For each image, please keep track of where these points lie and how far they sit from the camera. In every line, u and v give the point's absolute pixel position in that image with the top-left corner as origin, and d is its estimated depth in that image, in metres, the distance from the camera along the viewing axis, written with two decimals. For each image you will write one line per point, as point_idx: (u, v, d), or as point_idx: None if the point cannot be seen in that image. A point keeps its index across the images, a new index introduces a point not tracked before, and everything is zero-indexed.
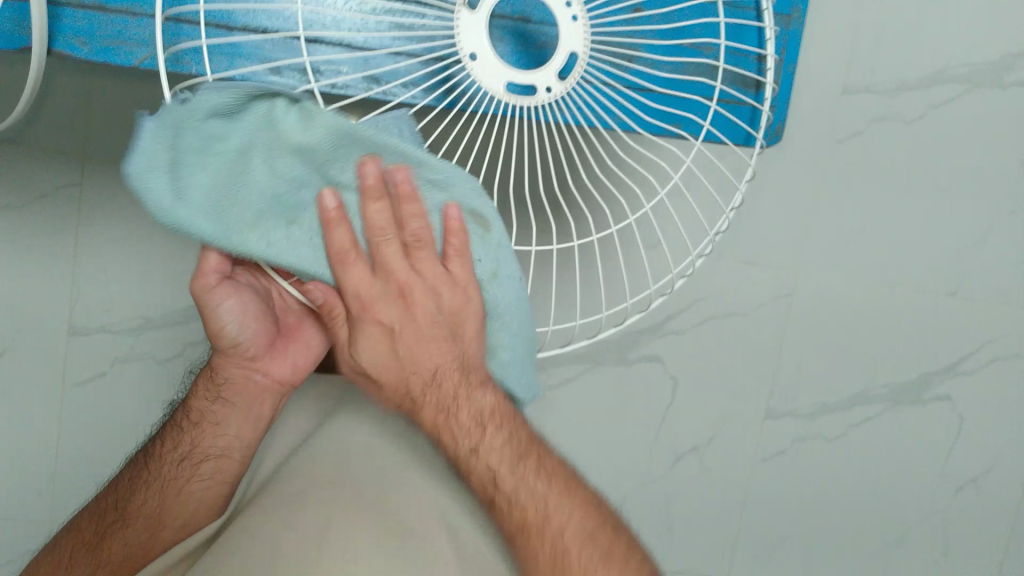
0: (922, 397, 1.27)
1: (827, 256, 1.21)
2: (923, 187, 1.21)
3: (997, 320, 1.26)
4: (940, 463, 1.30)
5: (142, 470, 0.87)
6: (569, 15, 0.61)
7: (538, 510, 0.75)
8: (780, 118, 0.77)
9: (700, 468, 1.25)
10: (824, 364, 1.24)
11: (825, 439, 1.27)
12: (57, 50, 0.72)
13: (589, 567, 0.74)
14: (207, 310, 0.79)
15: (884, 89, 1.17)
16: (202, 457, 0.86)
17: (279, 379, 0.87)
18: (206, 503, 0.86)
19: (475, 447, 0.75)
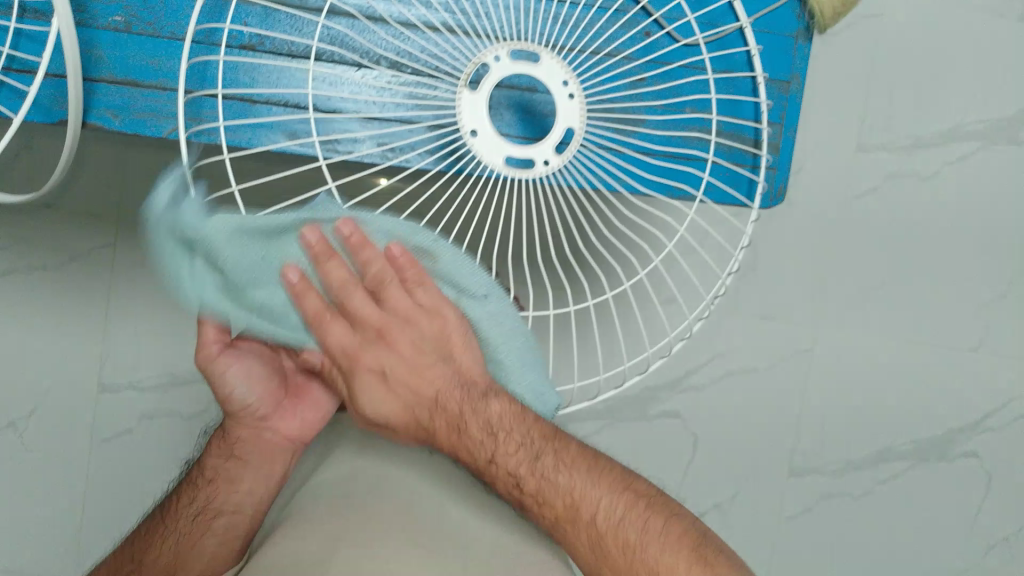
0: (949, 454, 1.25)
1: (844, 311, 1.21)
2: (941, 242, 1.21)
3: (1020, 375, 1.25)
4: (971, 522, 1.27)
5: (155, 530, 0.82)
6: (565, 93, 0.63)
7: (569, 504, 0.65)
8: (783, 179, 0.76)
9: (724, 527, 1.22)
10: (846, 418, 1.23)
11: (853, 496, 1.24)
12: (91, 123, 0.71)
13: (643, 547, 0.64)
14: (213, 379, 0.77)
15: (899, 147, 1.19)
16: (215, 513, 0.82)
17: (289, 436, 0.85)
18: (221, 558, 0.80)
19: (494, 458, 0.65)
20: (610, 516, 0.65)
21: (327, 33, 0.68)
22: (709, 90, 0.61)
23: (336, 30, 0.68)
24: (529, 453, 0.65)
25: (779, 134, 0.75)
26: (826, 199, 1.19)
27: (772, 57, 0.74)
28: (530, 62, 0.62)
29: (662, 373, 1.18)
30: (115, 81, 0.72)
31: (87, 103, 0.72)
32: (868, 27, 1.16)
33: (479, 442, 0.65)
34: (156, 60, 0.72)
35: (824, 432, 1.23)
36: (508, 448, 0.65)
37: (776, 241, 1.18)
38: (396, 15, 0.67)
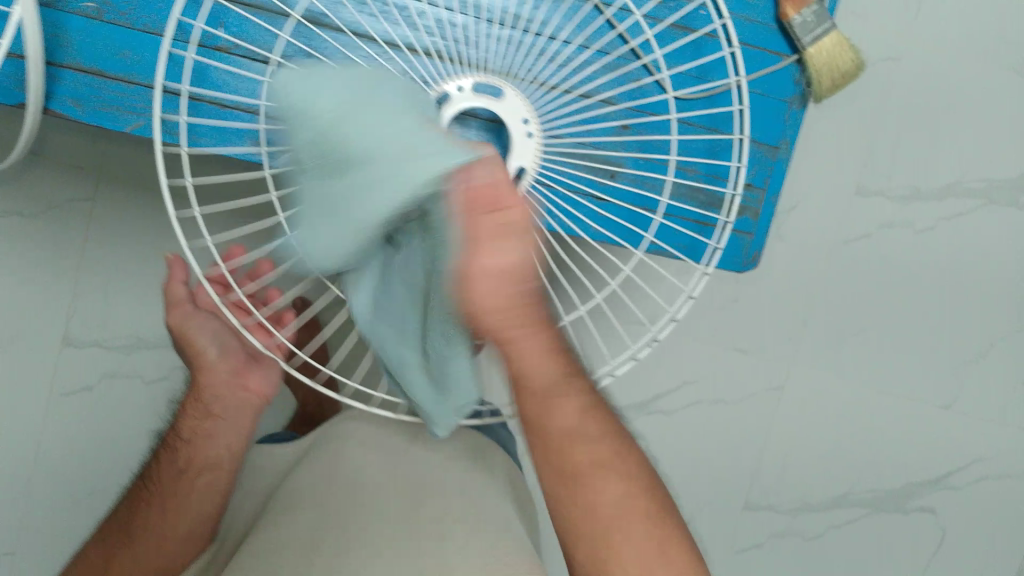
0: (905, 506, 1.25)
1: (822, 354, 1.20)
2: (928, 296, 1.20)
3: (991, 439, 1.24)
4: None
5: (144, 488, 0.80)
6: (523, 132, 0.59)
7: (569, 439, 0.62)
8: (760, 244, 0.79)
9: None
10: (809, 459, 1.23)
11: (803, 537, 1.24)
12: (52, 110, 0.70)
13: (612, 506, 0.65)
14: (183, 338, 0.76)
15: (898, 196, 1.17)
16: (196, 471, 0.79)
17: (262, 390, 0.81)
18: (206, 516, 0.79)
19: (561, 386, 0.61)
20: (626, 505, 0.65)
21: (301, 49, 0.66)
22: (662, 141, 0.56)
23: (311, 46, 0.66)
24: (589, 402, 0.62)
25: (760, 200, 0.77)
26: (813, 241, 1.17)
27: (762, 119, 0.75)
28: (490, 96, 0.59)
29: (627, 394, 1.18)
30: (82, 71, 0.70)
31: (49, 90, 0.70)
32: (883, 70, 1.14)
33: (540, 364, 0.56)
34: (126, 53, 0.71)
35: (782, 472, 1.23)
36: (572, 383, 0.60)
37: (761, 275, 1.17)
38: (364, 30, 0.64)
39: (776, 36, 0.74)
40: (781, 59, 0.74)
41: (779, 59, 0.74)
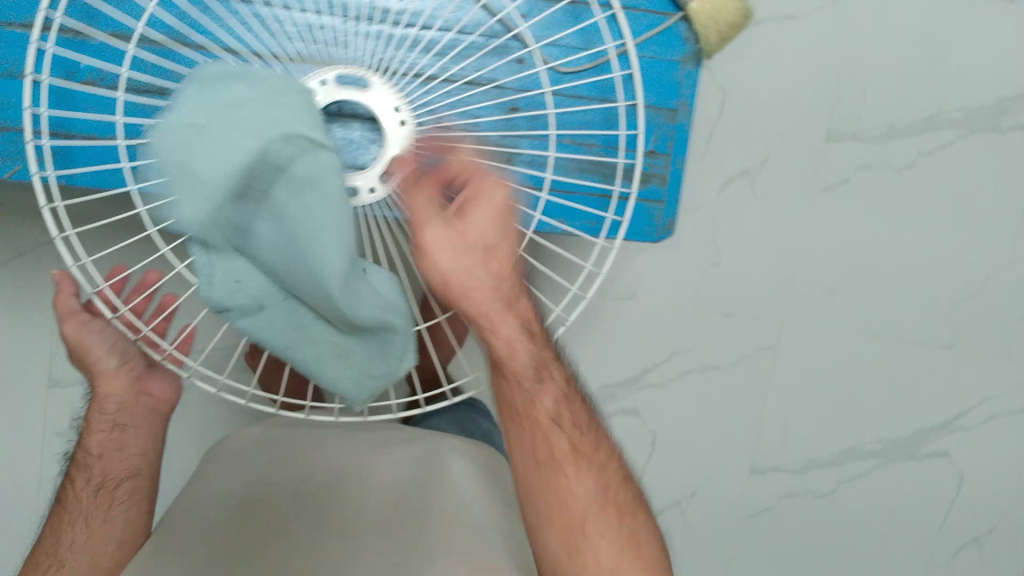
0: (917, 453, 1.22)
1: (811, 308, 1.17)
2: (915, 236, 1.16)
3: (999, 376, 1.20)
4: (939, 521, 1.24)
5: (57, 513, 0.76)
6: (395, 120, 0.59)
7: (526, 400, 0.69)
8: (672, 211, 0.79)
9: (682, 523, 1.23)
10: (812, 416, 1.20)
11: (814, 495, 1.22)
12: None
13: (575, 479, 0.70)
14: (83, 350, 0.72)
15: (873, 136, 1.13)
16: (118, 481, 0.77)
17: (162, 398, 0.80)
18: (133, 527, 0.77)
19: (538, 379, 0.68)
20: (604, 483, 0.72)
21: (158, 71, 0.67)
22: (538, 106, 0.55)
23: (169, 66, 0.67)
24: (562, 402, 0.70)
25: (666, 165, 0.77)
26: (789, 194, 1.14)
27: (658, 84, 0.75)
28: (356, 87, 0.58)
29: (618, 370, 1.17)
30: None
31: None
32: (843, 7, 1.09)
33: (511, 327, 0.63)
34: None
35: (784, 431, 1.20)
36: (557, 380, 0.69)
37: (740, 235, 1.14)
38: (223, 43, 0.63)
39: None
40: (668, 19, 0.73)
41: (665, 19, 0.74)
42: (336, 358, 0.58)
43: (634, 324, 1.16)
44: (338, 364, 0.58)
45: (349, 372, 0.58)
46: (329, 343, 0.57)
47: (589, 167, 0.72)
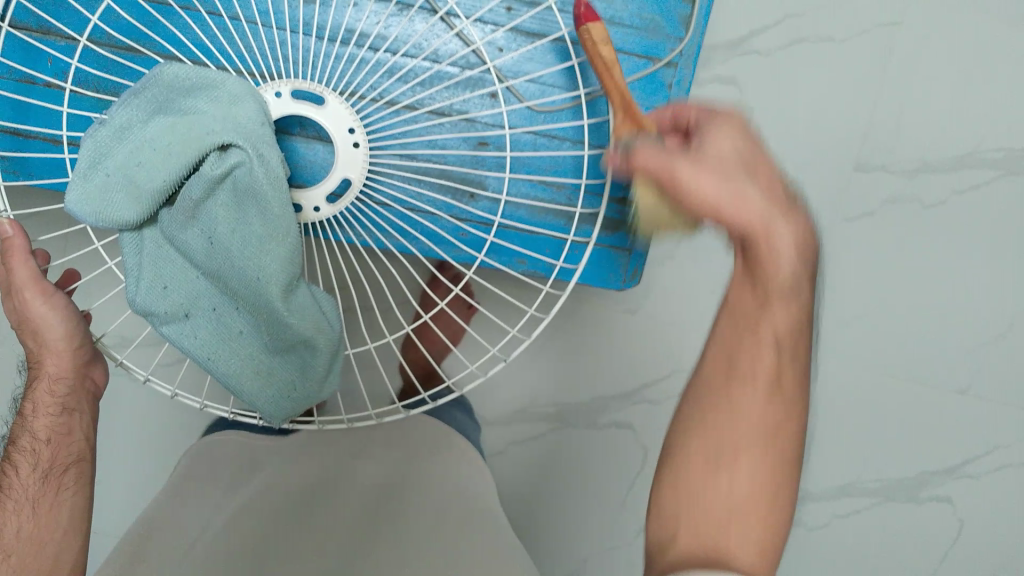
0: (918, 496, 1.18)
1: (821, 339, 1.14)
2: (938, 276, 1.12)
3: (1012, 427, 1.16)
4: (932, 565, 1.22)
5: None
6: (348, 138, 0.63)
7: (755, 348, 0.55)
8: (638, 264, 0.79)
9: None
10: (810, 449, 1.18)
11: (805, 527, 1.20)
12: None
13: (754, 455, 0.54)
14: (31, 322, 0.69)
15: (904, 169, 1.08)
16: (65, 466, 0.72)
17: (102, 385, 0.77)
18: (81, 515, 0.72)
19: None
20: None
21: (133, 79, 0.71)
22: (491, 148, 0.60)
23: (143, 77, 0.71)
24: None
25: (640, 216, 0.79)
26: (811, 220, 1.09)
27: None
28: (314, 103, 0.62)
29: (616, 383, 1.15)
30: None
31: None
32: (885, 34, 1.04)
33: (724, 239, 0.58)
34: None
35: None
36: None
37: None
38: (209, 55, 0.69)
39: (654, 40, 0.78)
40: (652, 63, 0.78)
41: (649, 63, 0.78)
42: (254, 371, 0.64)
43: (636, 338, 1.14)
44: (255, 385, 0.64)
45: (266, 394, 0.65)
46: (249, 364, 0.64)
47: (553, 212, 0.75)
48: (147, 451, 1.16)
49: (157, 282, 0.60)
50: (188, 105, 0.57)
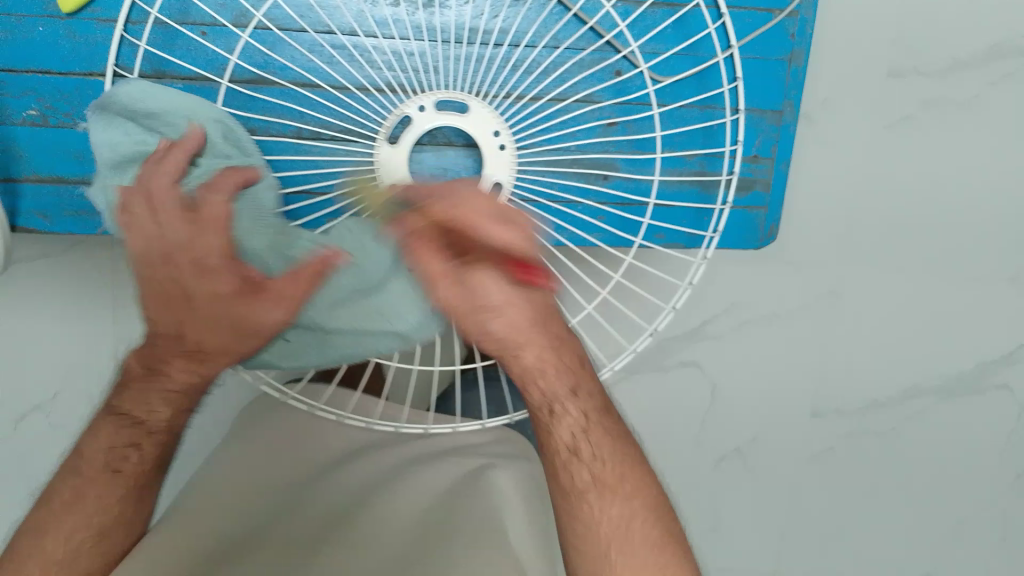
0: (979, 386, 1.21)
1: (871, 251, 1.14)
2: (980, 171, 1.10)
3: None
4: (997, 455, 1.25)
5: (59, 482, 0.70)
6: (493, 141, 0.67)
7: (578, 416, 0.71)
8: (774, 216, 0.82)
9: (745, 467, 1.25)
10: (870, 359, 1.20)
11: (876, 433, 1.24)
12: (22, 226, 0.78)
13: (607, 510, 0.69)
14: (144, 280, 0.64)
15: (937, 68, 1.05)
16: (123, 440, 0.70)
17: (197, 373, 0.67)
18: (112, 505, 0.70)
19: (574, 390, 0.71)
20: (645, 501, 0.71)
21: (253, 109, 0.74)
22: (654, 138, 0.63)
23: (265, 106, 0.74)
24: (599, 404, 0.72)
25: (770, 170, 0.80)
26: (850, 138, 1.08)
27: (761, 88, 0.77)
28: (457, 113, 0.66)
29: (678, 325, 1.15)
30: (39, 180, 0.78)
31: (13, 205, 0.78)
32: None
33: (566, 371, 0.70)
34: (79, 152, 0.78)
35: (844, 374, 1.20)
36: (586, 400, 0.71)
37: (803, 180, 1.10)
38: (328, 79, 0.73)
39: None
40: (774, 15, 0.75)
41: (770, 15, 0.75)
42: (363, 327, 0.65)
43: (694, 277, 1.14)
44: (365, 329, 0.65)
45: (375, 332, 0.65)
46: (352, 314, 0.65)
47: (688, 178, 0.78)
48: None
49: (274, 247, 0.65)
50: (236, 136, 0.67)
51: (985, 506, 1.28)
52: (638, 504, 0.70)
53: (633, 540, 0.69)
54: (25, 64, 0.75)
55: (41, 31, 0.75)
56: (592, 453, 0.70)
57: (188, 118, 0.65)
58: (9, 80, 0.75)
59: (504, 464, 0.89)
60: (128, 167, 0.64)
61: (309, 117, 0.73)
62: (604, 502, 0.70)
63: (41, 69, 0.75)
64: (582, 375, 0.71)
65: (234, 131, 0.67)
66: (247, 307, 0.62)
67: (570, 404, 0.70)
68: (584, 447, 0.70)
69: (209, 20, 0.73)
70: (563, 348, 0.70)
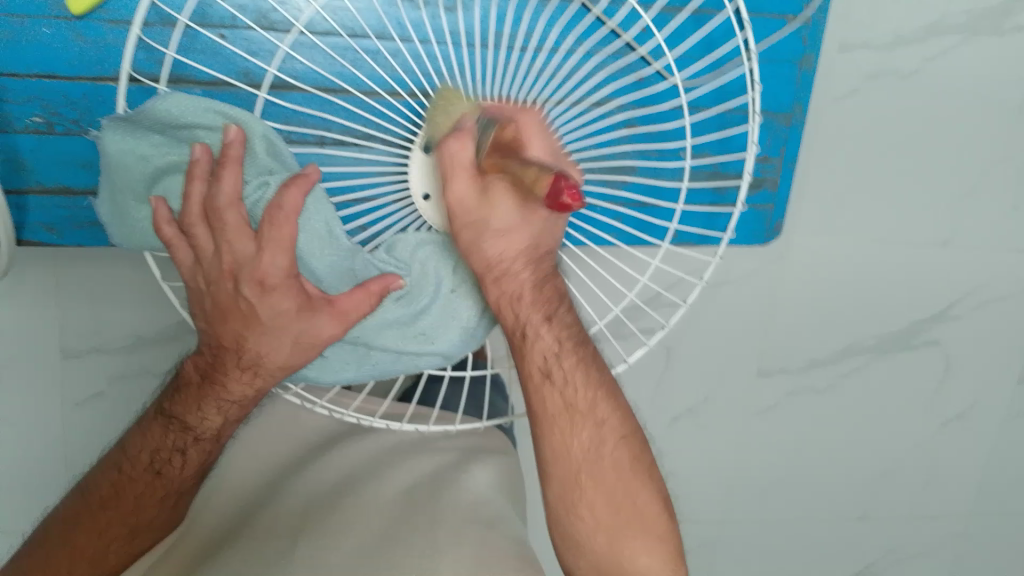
0: (909, 344, 0.91)
1: (842, 183, 0.82)
2: (978, 82, 0.80)
3: (992, 250, 0.87)
4: (978, 421, 0.97)
5: (97, 475, 0.50)
6: None
7: (587, 402, 0.50)
8: (781, 213, 0.70)
9: (689, 438, 0.93)
10: (822, 321, 0.88)
11: (816, 392, 0.92)
12: (26, 242, 0.58)
13: (614, 472, 0.50)
14: (191, 280, 0.44)
15: (884, 36, 0.77)
16: (177, 447, 0.49)
17: (260, 384, 0.47)
18: (136, 517, 0.49)
19: (550, 316, 0.48)
20: (615, 431, 0.50)
21: (271, 117, 0.50)
22: (684, 137, 0.45)
23: (291, 115, 0.50)
24: (578, 332, 0.49)
25: (778, 169, 0.68)
26: (856, 78, 0.78)
27: (771, 88, 0.65)
28: None
29: None
30: (44, 191, 0.58)
31: (17, 219, 0.58)
32: None
33: (541, 295, 0.48)
34: (88, 161, 0.57)
35: (792, 334, 0.88)
36: (567, 313, 0.49)
37: None
38: (362, 87, 0.50)
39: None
40: (787, 23, 0.62)
41: (784, 22, 0.63)
42: (408, 341, 0.46)
43: None
44: (412, 354, 0.47)
45: (432, 358, 0.47)
46: (397, 340, 0.46)
47: (705, 177, 0.60)
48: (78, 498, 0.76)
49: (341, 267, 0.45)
50: (262, 131, 0.41)
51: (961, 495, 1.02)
52: (610, 432, 0.50)
53: (607, 480, 0.49)
54: (28, 69, 0.54)
55: (46, 34, 0.54)
56: (567, 379, 0.49)
57: (226, 119, 0.41)
58: (7, 86, 0.55)
59: (484, 457, 0.64)
60: (168, 179, 0.42)
61: (333, 124, 0.49)
62: (571, 437, 0.49)
63: (46, 73, 0.55)
64: (565, 299, 0.49)
65: (280, 142, 0.42)
66: (303, 327, 0.44)
67: (545, 333, 0.48)
68: (557, 371, 0.49)
69: (229, 21, 0.49)
70: (549, 267, 0.48)
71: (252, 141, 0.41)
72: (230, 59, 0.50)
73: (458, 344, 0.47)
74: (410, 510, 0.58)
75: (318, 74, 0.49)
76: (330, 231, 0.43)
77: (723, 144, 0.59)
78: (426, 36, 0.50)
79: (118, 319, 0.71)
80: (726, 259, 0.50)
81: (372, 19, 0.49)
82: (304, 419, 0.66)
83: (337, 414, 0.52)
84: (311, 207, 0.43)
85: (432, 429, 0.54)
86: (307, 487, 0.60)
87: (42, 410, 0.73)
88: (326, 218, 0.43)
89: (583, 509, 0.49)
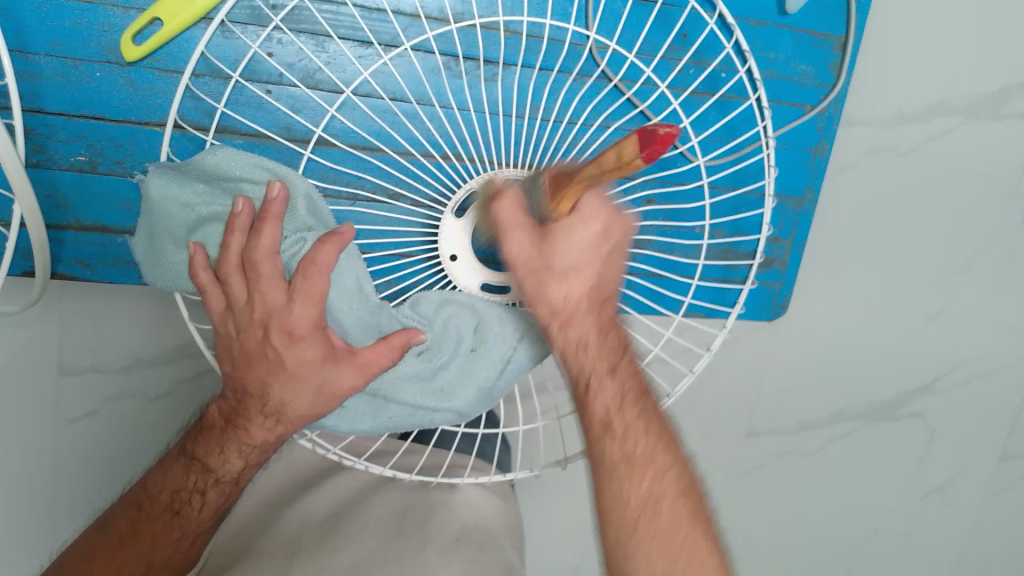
0: (893, 414, 0.91)
1: (840, 252, 0.82)
2: (973, 166, 0.81)
3: (977, 327, 0.88)
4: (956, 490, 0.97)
5: (118, 510, 0.52)
6: None
7: (649, 457, 0.44)
8: (789, 290, 0.73)
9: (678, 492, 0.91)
10: (812, 385, 0.88)
11: (803, 454, 0.91)
12: (58, 275, 0.59)
13: (687, 535, 0.43)
14: (219, 326, 0.45)
15: (884, 118, 0.78)
16: (200, 488, 0.50)
17: (282, 428, 0.48)
18: (152, 558, 0.50)
19: (611, 368, 0.46)
20: (677, 491, 0.44)
21: (309, 172, 0.52)
22: (702, 215, 0.46)
23: (326, 172, 0.52)
24: (636, 389, 0.46)
25: (789, 251, 0.70)
26: (857, 153, 0.79)
27: (785, 171, 0.68)
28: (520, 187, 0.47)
29: None
30: (83, 229, 0.59)
31: (53, 253, 0.59)
32: None
33: (604, 342, 0.46)
34: (129, 203, 0.59)
35: (784, 399, 0.88)
36: (625, 369, 0.46)
37: None
38: (398, 150, 0.52)
39: (807, 86, 0.65)
40: (805, 112, 0.65)
41: (802, 111, 0.65)
42: (422, 400, 0.48)
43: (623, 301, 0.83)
44: (425, 412, 0.48)
45: (444, 416, 0.48)
46: (411, 397, 0.48)
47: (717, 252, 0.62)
48: (65, 515, 0.75)
49: (369, 325, 0.47)
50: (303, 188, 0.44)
51: (938, 567, 1.02)
52: (669, 495, 0.44)
53: (669, 529, 0.43)
54: (76, 110, 0.56)
55: (98, 78, 0.56)
56: (626, 433, 0.45)
57: (271, 174, 0.44)
58: (55, 125, 0.56)
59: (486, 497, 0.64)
60: (208, 227, 0.44)
61: (367, 183, 0.52)
62: (625, 490, 0.44)
63: (95, 115, 0.56)
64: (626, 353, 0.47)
65: (319, 202, 0.45)
66: (327, 376, 0.45)
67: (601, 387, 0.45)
68: (613, 424, 0.45)
69: (276, 78, 0.52)
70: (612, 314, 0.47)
71: (295, 197, 0.44)
72: (273, 114, 0.53)
73: (470, 404, 0.48)
74: (409, 533, 0.57)
75: (357, 134, 0.51)
76: (360, 290, 0.46)
77: (736, 223, 0.62)
78: (464, 103, 0.52)
79: (120, 337, 0.71)
80: (731, 334, 0.50)
81: (415, 84, 0.52)
82: (299, 455, 0.67)
83: (347, 461, 0.53)
84: (344, 263, 0.45)
85: (437, 479, 0.55)
86: (306, 508, 0.60)
87: (30, 428, 0.72)
88: (357, 277, 0.45)
89: (639, 556, 0.42)
